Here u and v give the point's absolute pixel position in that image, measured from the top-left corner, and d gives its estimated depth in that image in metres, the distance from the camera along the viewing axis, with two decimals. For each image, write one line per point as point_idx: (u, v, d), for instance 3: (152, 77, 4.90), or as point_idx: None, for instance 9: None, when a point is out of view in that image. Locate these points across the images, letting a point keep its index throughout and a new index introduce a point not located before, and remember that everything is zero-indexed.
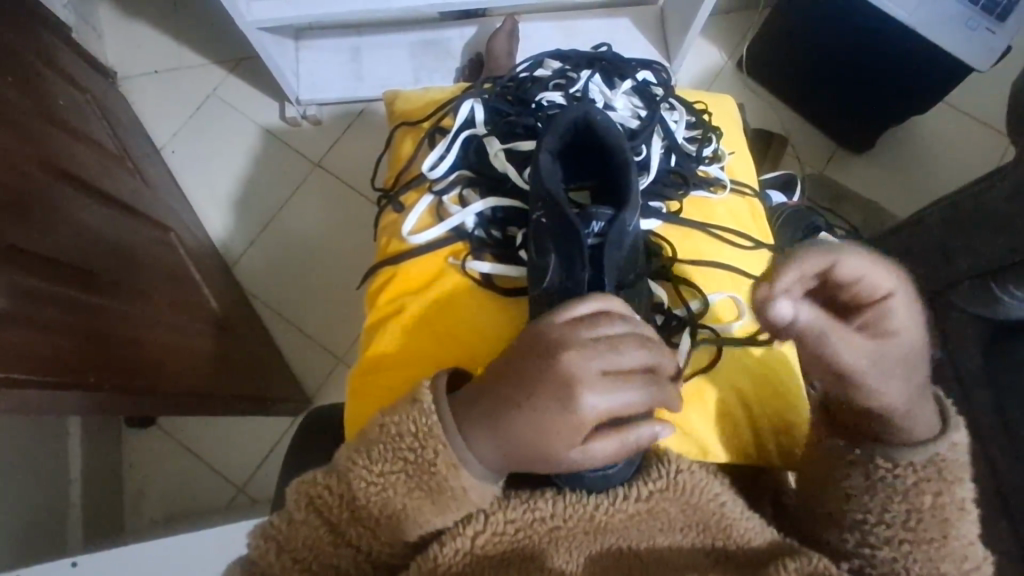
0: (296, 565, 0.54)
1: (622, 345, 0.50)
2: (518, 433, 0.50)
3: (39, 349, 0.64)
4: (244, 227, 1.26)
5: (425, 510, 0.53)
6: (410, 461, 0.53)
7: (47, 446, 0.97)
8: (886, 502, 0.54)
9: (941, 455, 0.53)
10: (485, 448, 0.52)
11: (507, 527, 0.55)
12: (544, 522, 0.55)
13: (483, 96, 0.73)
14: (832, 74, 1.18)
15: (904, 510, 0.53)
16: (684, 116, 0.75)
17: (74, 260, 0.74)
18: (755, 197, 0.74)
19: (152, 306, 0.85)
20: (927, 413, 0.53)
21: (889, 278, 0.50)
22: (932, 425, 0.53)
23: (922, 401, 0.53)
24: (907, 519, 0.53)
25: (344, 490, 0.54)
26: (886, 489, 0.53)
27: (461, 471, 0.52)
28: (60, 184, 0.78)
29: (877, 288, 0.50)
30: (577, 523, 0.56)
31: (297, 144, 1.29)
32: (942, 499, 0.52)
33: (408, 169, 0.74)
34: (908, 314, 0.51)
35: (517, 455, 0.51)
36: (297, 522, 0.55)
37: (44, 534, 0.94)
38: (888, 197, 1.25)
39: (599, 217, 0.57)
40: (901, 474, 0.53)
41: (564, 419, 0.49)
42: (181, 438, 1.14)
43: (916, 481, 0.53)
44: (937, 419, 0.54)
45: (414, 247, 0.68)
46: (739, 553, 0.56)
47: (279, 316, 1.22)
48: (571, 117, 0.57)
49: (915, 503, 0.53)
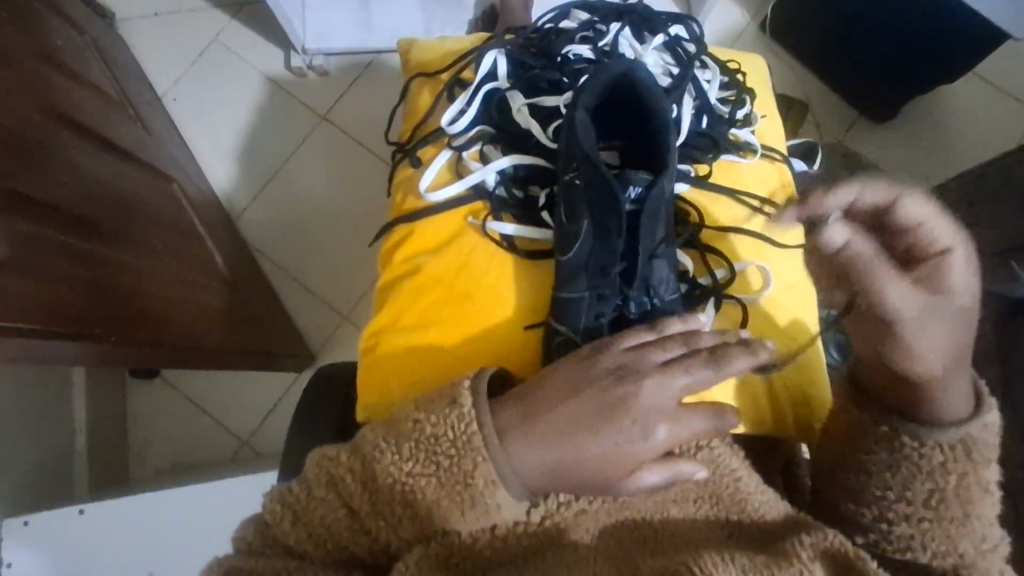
0: (310, 538, 0.53)
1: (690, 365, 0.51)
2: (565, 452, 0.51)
3: (42, 299, 0.63)
4: (248, 179, 1.23)
5: (454, 516, 0.51)
6: (442, 467, 0.51)
7: (51, 395, 0.97)
8: (908, 480, 0.53)
9: (971, 437, 0.52)
10: (523, 458, 0.51)
11: (531, 517, 0.54)
12: (570, 505, 0.55)
13: (506, 48, 0.70)
14: (859, 40, 1.14)
15: (927, 489, 0.53)
16: (716, 76, 0.71)
17: (77, 207, 0.72)
18: (784, 163, 0.72)
19: (155, 257, 0.83)
20: (961, 396, 0.51)
21: (948, 235, 0.49)
22: (967, 405, 0.52)
23: (962, 366, 0.51)
24: (928, 498, 0.53)
25: (371, 479, 0.52)
26: (910, 467, 0.53)
27: (499, 490, 0.51)
28: (60, 129, 0.75)
29: (931, 241, 0.50)
30: (601, 503, 0.55)
31: (303, 94, 1.25)
32: (967, 480, 0.52)
33: (425, 123, 0.71)
34: (971, 276, 0.50)
35: (554, 470, 0.51)
36: (316, 498, 0.53)
37: (49, 481, 0.94)
38: (908, 168, 1.22)
39: (637, 181, 0.55)
40: (931, 451, 0.52)
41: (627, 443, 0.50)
42: (186, 392, 1.14)
43: (943, 461, 0.52)
44: (970, 402, 0.52)
45: (431, 204, 0.66)
46: (747, 524, 0.55)
47: (285, 271, 1.20)
48: (610, 74, 0.55)
49: (939, 482, 0.52)
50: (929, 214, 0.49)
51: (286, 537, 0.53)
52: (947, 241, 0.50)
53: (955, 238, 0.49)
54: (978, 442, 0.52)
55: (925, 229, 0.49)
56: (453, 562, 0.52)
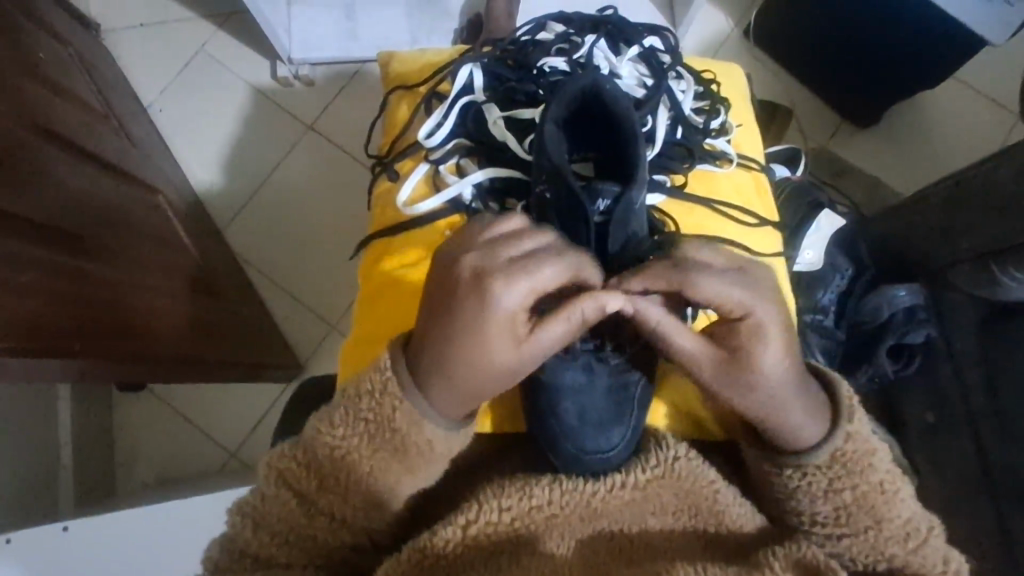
0: (273, 539, 0.55)
1: (532, 268, 0.50)
2: (467, 378, 0.52)
3: (24, 316, 0.63)
4: (234, 190, 1.22)
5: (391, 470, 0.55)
6: (370, 421, 0.54)
7: (36, 408, 0.97)
8: (813, 504, 0.56)
9: (840, 450, 0.55)
10: (439, 398, 0.53)
11: (502, 515, 0.55)
12: (540, 509, 0.55)
13: (482, 60, 0.70)
14: (841, 46, 1.15)
15: (832, 509, 0.56)
16: (691, 87, 0.72)
17: (62, 221, 0.72)
18: (761, 171, 0.73)
19: (140, 270, 0.83)
20: (809, 422, 0.55)
21: (747, 299, 0.52)
22: (819, 431, 0.55)
23: (806, 395, 0.55)
24: (836, 517, 0.56)
25: (312, 455, 0.55)
26: (806, 495, 0.56)
27: (423, 424, 0.54)
28: (43, 143, 0.75)
29: (730, 309, 0.52)
30: (574, 508, 0.56)
31: (288, 104, 1.25)
32: (862, 490, 0.55)
33: (404, 135, 0.71)
34: (782, 347, 0.53)
35: (472, 399, 0.54)
36: (268, 497, 0.55)
37: (35, 495, 0.94)
38: (892, 173, 1.23)
39: (605, 194, 0.56)
40: (813, 477, 0.56)
41: (493, 355, 0.51)
42: (173, 404, 1.14)
43: (829, 482, 0.56)
44: (824, 421, 0.56)
45: (409, 218, 0.66)
46: (722, 535, 0.56)
47: (270, 281, 1.20)
48: (578, 86, 0.55)
49: (838, 501, 0.56)
50: (724, 293, 0.52)
51: (266, 539, 0.55)
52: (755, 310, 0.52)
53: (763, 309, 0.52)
54: (847, 452, 0.55)
55: (718, 303, 0.52)
56: (427, 565, 0.53)
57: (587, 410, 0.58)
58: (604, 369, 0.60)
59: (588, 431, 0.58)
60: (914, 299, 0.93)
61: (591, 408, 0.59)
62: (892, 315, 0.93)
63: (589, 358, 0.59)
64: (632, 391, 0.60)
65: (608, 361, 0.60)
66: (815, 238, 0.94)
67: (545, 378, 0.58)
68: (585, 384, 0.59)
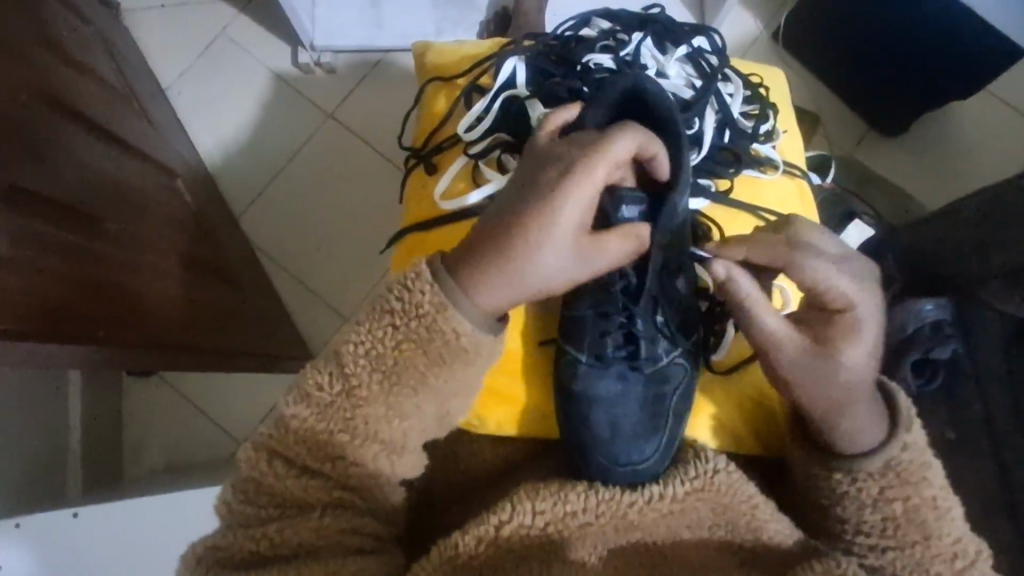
0: (270, 506, 0.56)
1: (608, 164, 0.52)
2: (511, 277, 0.53)
3: (43, 298, 0.62)
4: (250, 176, 1.21)
5: (386, 424, 0.56)
6: (400, 326, 0.55)
7: (45, 391, 0.96)
8: (860, 513, 0.58)
9: (897, 459, 0.57)
10: (482, 287, 0.53)
11: (537, 519, 0.57)
12: (574, 516, 0.58)
13: (526, 55, 0.69)
14: (871, 53, 1.14)
15: (880, 519, 0.58)
16: (740, 90, 0.72)
17: (79, 202, 0.71)
18: (803, 178, 0.73)
19: (155, 255, 0.81)
20: (865, 428, 0.57)
21: (851, 294, 0.56)
22: (874, 436, 0.57)
23: (874, 407, 0.57)
24: (883, 527, 0.58)
25: (323, 441, 0.55)
26: (854, 501, 0.58)
27: (450, 314, 0.54)
28: (63, 122, 0.74)
29: (835, 299, 0.56)
30: (610, 519, 0.59)
31: (309, 92, 1.24)
32: (912, 503, 0.57)
33: (442, 127, 0.72)
34: (867, 343, 0.56)
35: (507, 301, 0.54)
36: (266, 466, 0.56)
37: (42, 478, 0.93)
38: (917, 185, 1.21)
39: (629, 200, 0.58)
40: (865, 484, 0.58)
41: (545, 249, 0.52)
42: (182, 390, 1.13)
43: (881, 489, 0.57)
44: (882, 428, 0.57)
45: (445, 213, 0.67)
46: (757, 548, 0.59)
47: (283, 271, 1.18)
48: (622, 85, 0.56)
49: (887, 511, 0.57)
50: (835, 283, 0.56)
51: (251, 519, 0.56)
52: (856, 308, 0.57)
53: (868, 310, 0.57)
54: (906, 463, 0.57)
55: (825, 291, 0.56)
56: (459, 565, 0.55)
57: (621, 420, 0.63)
58: (638, 380, 0.65)
59: (621, 442, 0.62)
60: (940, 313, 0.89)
61: (624, 419, 0.63)
62: (917, 330, 0.90)
63: (623, 368, 0.65)
64: (666, 403, 0.64)
65: (643, 371, 0.65)
66: None
67: (581, 389, 0.63)
68: (620, 393, 0.64)
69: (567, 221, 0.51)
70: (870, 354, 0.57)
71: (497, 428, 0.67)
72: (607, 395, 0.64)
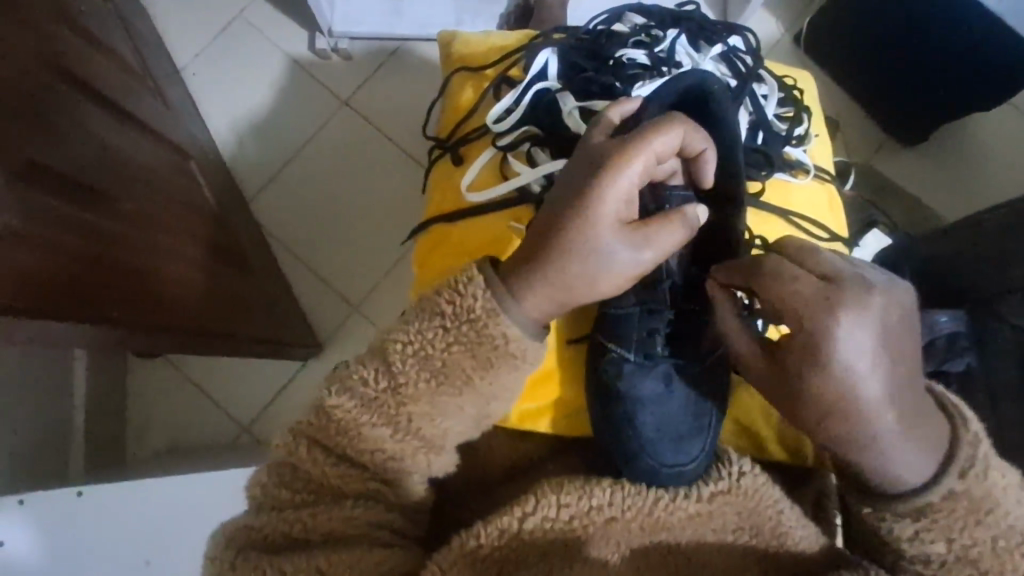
0: (307, 492, 0.56)
1: (648, 157, 0.52)
2: (562, 276, 0.53)
3: (57, 277, 0.61)
4: (263, 160, 1.20)
5: (428, 421, 0.56)
6: (447, 318, 0.54)
7: (50, 369, 0.95)
8: (901, 546, 0.55)
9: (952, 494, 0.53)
10: (530, 289, 0.54)
11: (560, 513, 0.58)
12: (600, 511, 0.59)
13: (560, 47, 0.70)
14: (895, 60, 1.12)
15: (921, 553, 0.55)
16: (774, 92, 0.71)
17: (92, 178, 0.69)
18: (833, 183, 0.73)
19: (166, 236, 0.80)
20: (900, 464, 0.52)
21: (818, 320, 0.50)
22: (910, 471, 0.53)
23: (916, 434, 0.52)
24: (928, 561, 0.55)
25: (346, 434, 0.55)
26: (890, 535, 0.56)
27: (500, 318, 0.54)
28: (80, 99, 0.73)
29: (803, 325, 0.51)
30: (635, 516, 0.59)
31: (325, 77, 1.23)
32: (961, 542, 0.53)
33: (469, 118, 0.71)
34: (855, 378, 0.49)
35: (557, 301, 0.54)
36: (300, 454, 0.56)
37: (45, 457, 0.92)
38: (934, 195, 1.20)
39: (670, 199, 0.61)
40: (896, 524, 0.55)
41: (592, 247, 0.52)
42: (189, 373, 1.12)
43: (916, 530, 0.54)
44: (925, 466, 0.53)
45: (470, 205, 0.66)
46: (782, 556, 0.59)
47: (296, 257, 1.17)
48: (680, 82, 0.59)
49: (930, 549, 0.54)
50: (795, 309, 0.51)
51: (280, 504, 0.55)
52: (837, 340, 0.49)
53: (845, 339, 0.49)
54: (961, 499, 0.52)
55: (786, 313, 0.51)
56: (472, 559, 0.56)
57: (666, 422, 0.64)
58: (681, 381, 0.66)
59: (668, 443, 0.62)
60: (955, 325, 0.85)
61: (669, 420, 0.64)
62: (931, 342, 0.85)
63: (668, 368, 0.66)
64: (707, 404, 0.66)
65: (686, 371, 0.66)
66: None
67: (627, 388, 0.63)
68: (662, 395, 0.65)
69: (608, 216, 0.51)
70: (871, 390, 0.50)
71: (520, 422, 0.66)
72: (652, 397, 0.64)
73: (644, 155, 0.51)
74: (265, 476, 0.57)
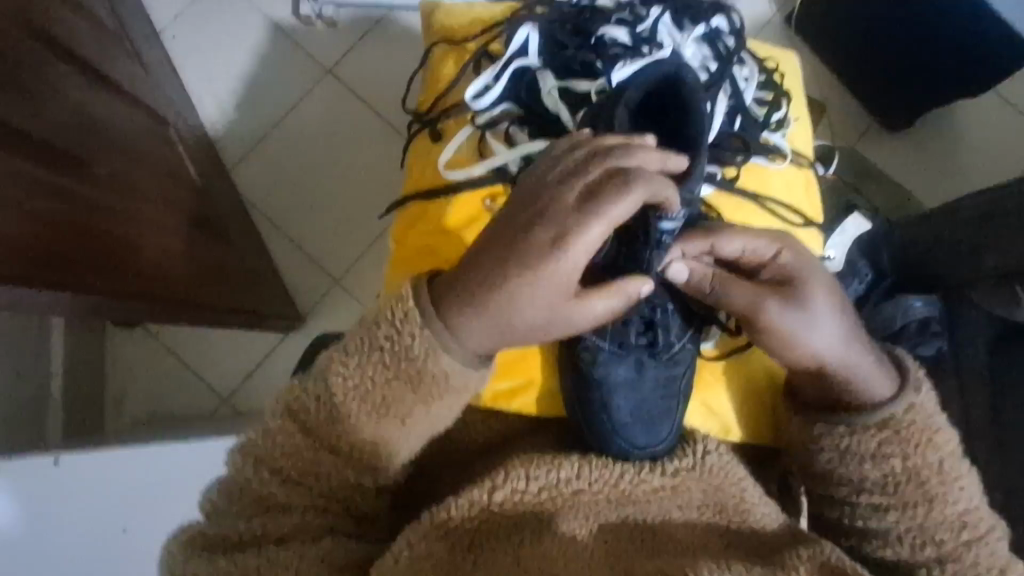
0: (276, 474, 0.57)
1: (605, 217, 0.50)
2: (498, 324, 0.54)
3: (32, 244, 0.60)
4: (244, 129, 1.18)
5: (413, 405, 0.57)
6: (386, 349, 0.55)
7: (28, 336, 0.94)
8: (861, 469, 0.62)
9: (896, 417, 0.61)
10: (467, 329, 0.55)
11: (530, 486, 0.60)
12: (569, 483, 0.61)
13: (541, 24, 0.69)
14: (884, 43, 1.12)
15: (880, 475, 0.62)
16: (755, 75, 0.71)
17: (67, 145, 0.68)
18: (810, 168, 0.73)
19: (146, 205, 0.79)
20: (870, 375, 0.61)
21: (771, 243, 0.60)
22: (878, 380, 0.62)
23: (868, 346, 0.62)
24: (884, 483, 0.62)
25: (326, 416, 0.56)
26: (855, 456, 0.62)
27: (439, 357, 0.55)
28: (54, 62, 0.71)
29: (761, 254, 0.61)
30: (602, 489, 0.61)
31: (307, 45, 1.20)
32: (911, 462, 0.61)
33: (447, 94, 0.71)
34: (819, 287, 0.60)
35: (501, 337, 0.55)
36: (274, 432, 0.57)
37: (22, 422, 0.91)
38: (916, 181, 1.21)
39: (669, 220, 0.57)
40: (862, 436, 0.62)
41: (528, 299, 0.52)
42: (169, 344, 1.12)
43: (877, 444, 0.61)
44: (886, 376, 0.62)
45: (449, 184, 0.66)
46: (744, 530, 0.62)
47: (277, 230, 1.16)
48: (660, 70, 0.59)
49: (886, 467, 0.61)
50: (749, 246, 0.60)
51: (257, 481, 0.56)
52: (792, 258, 0.60)
53: (795, 254, 0.60)
54: (904, 421, 0.61)
55: (749, 252, 0.60)
56: (449, 529, 0.57)
57: (641, 405, 0.65)
58: (653, 366, 0.66)
59: (640, 426, 0.64)
60: (930, 311, 0.86)
61: (643, 403, 0.65)
62: (905, 326, 0.86)
63: (641, 356, 0.66)
64: (677, 385, 0.66)
65: (658, 357, 0.66)
66: (840, 240, 0.89)
67: (602, 375, 0.64)
68: (634, 380, 0.66)
69: (551, 284, 0.51)
70: (831, 300, 0.60)
71: (493, 401, 0.67)
72: (626, 380, 0.66)
73: (600, 224, 0.50)
74: (245, 450, 0.57)
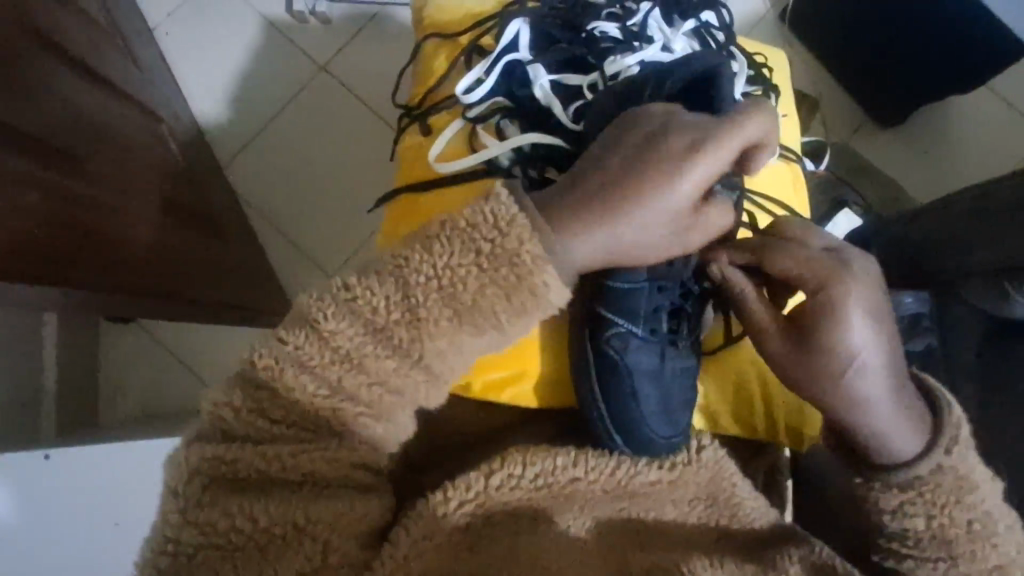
0: None
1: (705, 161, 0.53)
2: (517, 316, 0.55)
3: (22, 240, 0.60)
4: (238, 125, 1.18)
5: None
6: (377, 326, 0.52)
7: (20, 331, 0.94)
8: (878, 516, 0.59)
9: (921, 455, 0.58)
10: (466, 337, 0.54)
11: (524, 480, 0.60)
12: (565, 470, 0.61)
13: (532, 17, 0.69)
14: (877, 39, 1.12)
15: (902, 529, 0.59)
16: (744, 70, 0.71)
17: (59, 141, 0.68)
18: (797, 163, 0.74)
19: (140, 203, 0.79)
20: (894, 433, 0.57)
21: (815, 271, 0.58)
22: (904, 441, 0.57)
23: (906, 407, 0.58)
24: (905, 536, 0.59)
25: None
26: (872, 505, 0.60)
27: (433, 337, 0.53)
28: (46, 58, 0.70)
29: (802, 280, 0.59)
30: (602, 482, 0.62)
31: (301, 40, 1.20)
32: (937, 521, 0.57)
33: (439, 87, 0.71)
34: (850, 331, 0.56)
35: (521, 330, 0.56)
36: None
37: (15, 418, 0.91)
38: (908, 177, 1.22)
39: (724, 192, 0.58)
40: (885, 495, 0.58)
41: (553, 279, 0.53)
42: (162, 340, 1.11)
43: (900, 502, 0.58)
44: (915, 442, 0.57)
45: (441, 176, 0.66)
46: (735, 530, 0.63)
47: (272, 227, 1.16)
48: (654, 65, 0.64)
49: (909, 524, 0.58)
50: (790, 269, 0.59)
51: None
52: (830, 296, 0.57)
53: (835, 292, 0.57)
54: (931, 483, 0.57)
55: (793, 273, 0.59)
56: (450, 533, 0.57)
57: (662, 396, 0.64)
58: (674, 355, 0.66)
59: (659, 417, 0.63)
60: (919, 307, 0.88)
61: (665, 393, 0.64)
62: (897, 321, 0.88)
63: (664, 345, 0.65)
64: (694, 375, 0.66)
65: (678, 346, 0.66)
66: None
67: (625, 363, 0.63)
68: (658, 369, 0.65)
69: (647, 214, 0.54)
70: (865, 348, 0.56)
71: (484, 392, 0.67)
72: (653, 368, 0.64)
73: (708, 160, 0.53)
74: None
